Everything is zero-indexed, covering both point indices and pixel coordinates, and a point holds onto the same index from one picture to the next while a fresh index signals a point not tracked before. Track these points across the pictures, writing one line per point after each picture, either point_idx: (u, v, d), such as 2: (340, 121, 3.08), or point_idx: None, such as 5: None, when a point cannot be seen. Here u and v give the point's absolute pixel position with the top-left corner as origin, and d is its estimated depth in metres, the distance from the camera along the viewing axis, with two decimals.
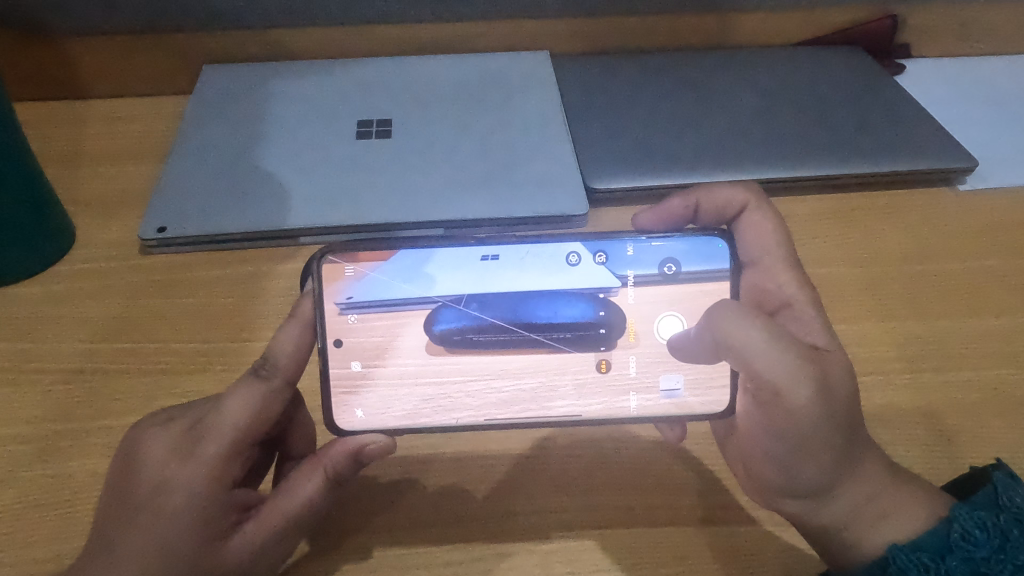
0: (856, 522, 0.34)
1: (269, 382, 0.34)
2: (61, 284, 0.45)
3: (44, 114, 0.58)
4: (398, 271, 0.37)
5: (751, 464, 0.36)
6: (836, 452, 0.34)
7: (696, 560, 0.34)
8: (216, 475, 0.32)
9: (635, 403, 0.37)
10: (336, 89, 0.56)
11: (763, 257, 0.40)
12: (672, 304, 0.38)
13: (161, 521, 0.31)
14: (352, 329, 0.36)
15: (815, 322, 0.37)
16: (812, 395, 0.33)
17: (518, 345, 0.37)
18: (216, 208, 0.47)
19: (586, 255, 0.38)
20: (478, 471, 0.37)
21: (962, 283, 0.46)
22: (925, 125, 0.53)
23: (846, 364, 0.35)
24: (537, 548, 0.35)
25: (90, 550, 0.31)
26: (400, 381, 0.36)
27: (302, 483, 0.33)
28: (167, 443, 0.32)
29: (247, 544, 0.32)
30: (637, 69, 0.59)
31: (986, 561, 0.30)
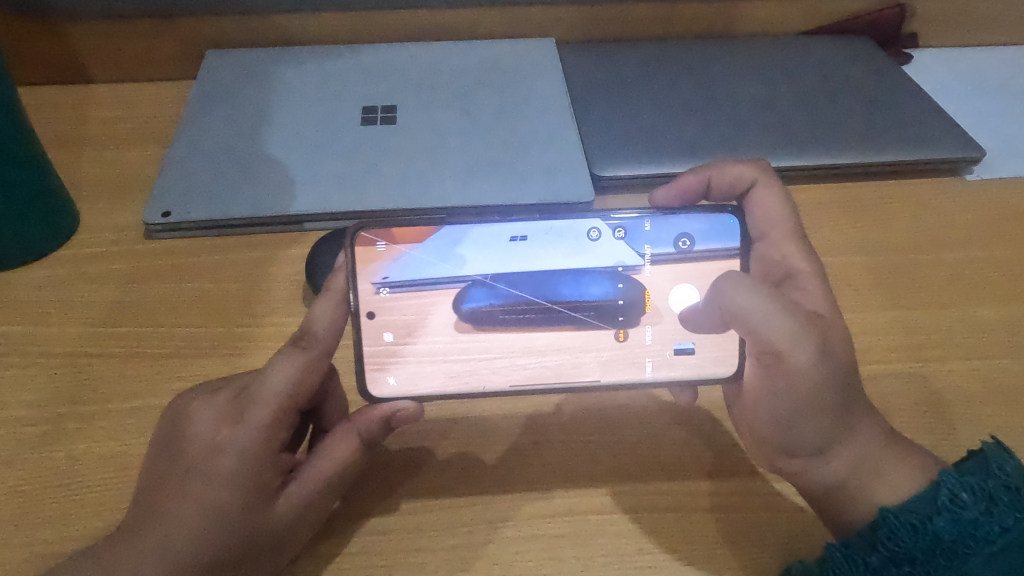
0: (855, 479, 0.34)
1: (308, 352, 0.33)
2: (64, 268, 0.45)
3: (46, 98, 0.57)
4: (431, 246, 0.37)
5: (754, 428, 0.36)
6: (837, 411, 0.34)
7: (705, 543, 0.34)
8: (264, 440, 0.32)
9: (651, 366, 0.37)
10: (339, 75, 0.56)
11: (771, 230, 0.40)
12: (688, 277, 0.38)
13: (214, 484, 0.31)
14: (382, 304, 0.36)
15: (817, 291, 0.37)
16: (815, 357, 0.33)
17: (545, 322, 0.37)
18: (221, 193, 0.46)
19: (606, 230, 0.38)
20: (483, 455, 0.37)
21: (968, 271, 0.46)
22: (931, 113, 0.53)
23: (843, 329, 0.35)
24: (545, 532, 0.34)
25: (133, 519, 0.31)
26: (429, 358, 0.36)
27: (335, 446, 0.33)
28: (217, 410, 0.32)
29: (293, 504, 0.32)
30: (643, 57, 0.59)
31: (974, 523, 0.30)
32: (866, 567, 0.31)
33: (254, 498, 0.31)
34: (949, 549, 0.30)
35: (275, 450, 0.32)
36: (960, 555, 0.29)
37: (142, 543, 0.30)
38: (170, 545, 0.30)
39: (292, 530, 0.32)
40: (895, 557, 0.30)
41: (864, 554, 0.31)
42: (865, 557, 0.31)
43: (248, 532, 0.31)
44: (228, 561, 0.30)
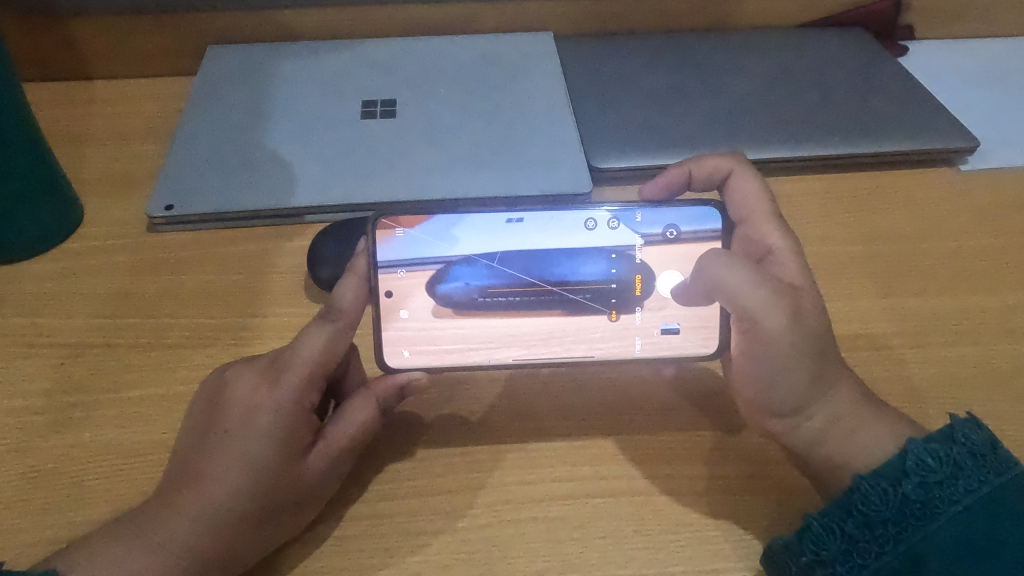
0: (831, 434, 0.34)
1: (336, 325, 0.35)
2: (69, 261, 0.45)
3: (49, 94, 0.58)
4: (434, 230, 0.37)
5: (740, 395, 0.37)
6: (813, 370, 0.34)
7: (701, 526, 0.34)
8: (298, 400, 0.33)
9: (642, 344, 0.38)
10: (340, 70, 0.57)
11: (750, 213, 0.40)
12: (675, 260, 0.38)
13: (251, 440, 0.33)
14: (400, 283, 0.37)
15: (793, 266, 0.38)
16: (788, 322, 0.34)
17: (533, 307, 0.37)
18: (223, 187, 0.47)
19: (602, 220, 0.38)
20: (481, 440, 0.37)
21: (962, 260, 0.46)
22: (925, 104, 0.53)
23: (817, 299, 0.36)
24: (542, 515, 0.34)
25: (176, 478, 0.33)
26: (430, 340, 0.37)
27: (356, 411, 0.35)
28: (255, 373, 0.34)
29: (322, 459, 0.34)
30: (640, 50, 0.60)
31: (941, 484, 0.30)
32: (842, 532, 0.31)
33: (289, 454, 0.33)
34: (919, 510, 0.30)
35: (307, 410, 0.34)
36: (928, 517, 0.30)
37: (186, 498, 0.32)
38: (212, 498, 0.32)
39: (320, 486, 0.34)
40: (869, 521, 0.31)
41: (840, 520, 0.31)
42: (840, 523, 0.31)
43: (281, 487, 0.32)
44: (265, 515, 0.32)
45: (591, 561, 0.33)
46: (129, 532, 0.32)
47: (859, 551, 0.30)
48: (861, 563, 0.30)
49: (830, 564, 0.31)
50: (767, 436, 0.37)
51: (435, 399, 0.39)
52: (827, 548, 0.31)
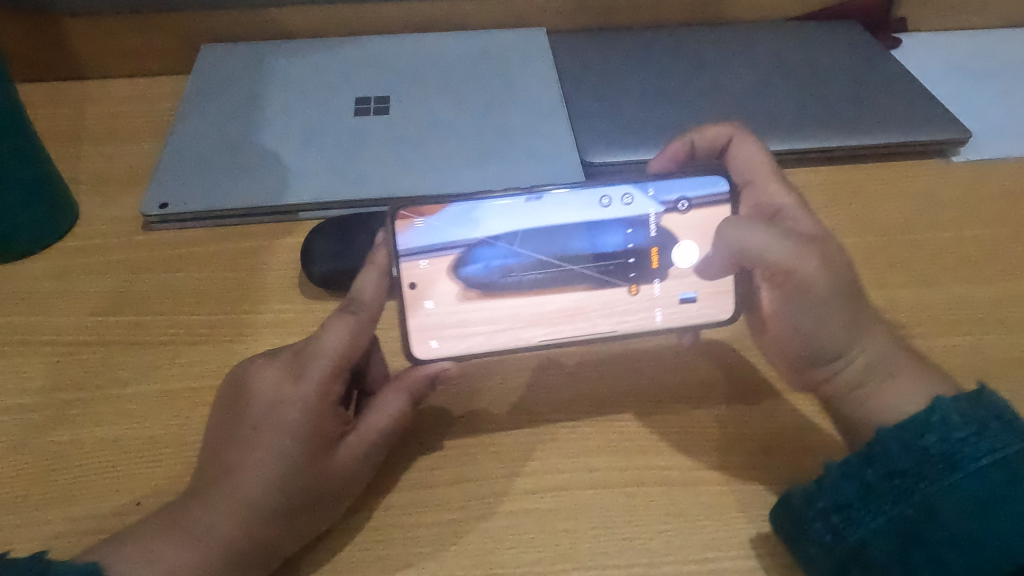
0: (869, 379, 0.36)
1: (358, 316, 0.36)
2: (64, 260, 0.46)
3: (43, 95, 0.58)
4: (453, 219, 0.37)
5: (783, 348, 0.39)
6: (849, 313, 0.37)
7: (693, 515, 0.34)
8: (322, 392, 0.34)
9: (661, 314, 0.38)
10: (333, 68, 0.57)
11: (755, 176, 0.42)
12: (689, 231, 0.39)
13: (280, 434, 0.33)
14: (422, 273, 0.37)
15: (809, 219, 0.40)
16: (818, 266, 0.37)
17: (558, 285, 0.38)
18: (217, 185, 0.47)
19: (616, 196, 0.38)
20: (476, 434, 0.38)
21: (954, 250, 0.46)
22: (917, 95, 0.54)
23: (836, 245, 0.39)
24: (535, 506, 0.35)
25: (205, 474, 0.34)
26: (456, 327, 0.37)
27: (387, 403, 0.36)
28: (279, 369, 0.35)
29: (353, 449, 0.34)
30: (633, 44, 0.60)
31: (963, 441, 0.31)
32: (859, 480, 0.32)
33: (316, 446, 0.33)
34: (938, 464, 0.31)
35: (333, 402, 0.35)
36: (946, 471, 0.30)
37: (217, 494, 0.32)
38: (243, 492, 0.32)
39: (354, 476, 0.34)
40: (888, 470, 0.31)
41: (859, 469, 0.32)
42: (859, 471, 0.32)
43: (314, 478, 0.33)
44: (295, 506, 0.32)
45: (584, 551, 0.33)
46: (156, 530, 0.32)
47: (874, 498, 0.31)
48: (875, 510, 0.31)
49: (845, 509, 0.32)
50: (809, 390, 0.39)
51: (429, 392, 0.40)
52: (844, 495, 0.32)
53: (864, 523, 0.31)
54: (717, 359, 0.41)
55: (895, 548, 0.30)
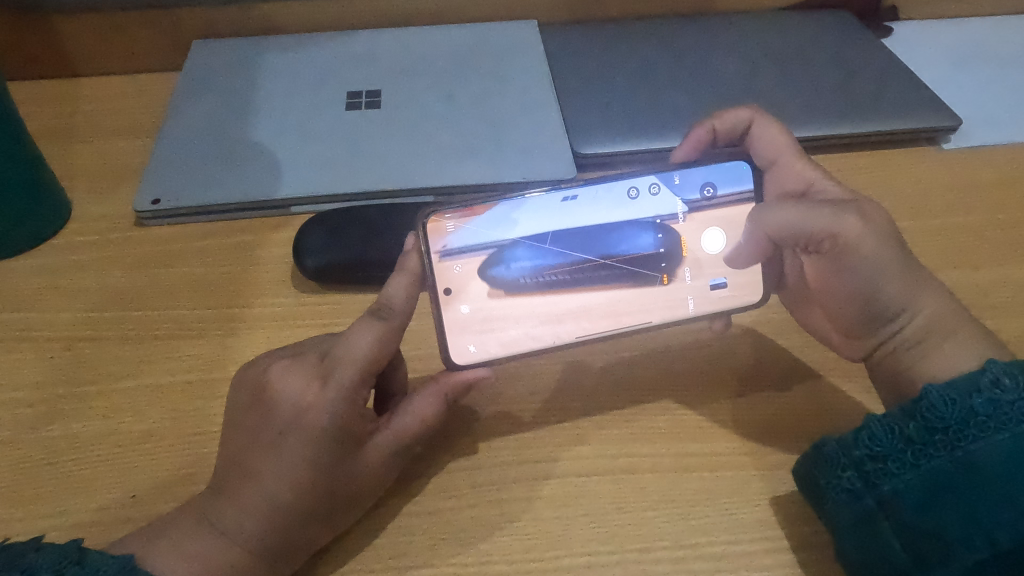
0: (929, 336, 0.36)
1: (388, 321, 0.34)
2: (57, 256, 0.46)
3: (35, 92, 0.58)
4: (490, 221, 0.38)
5: (836, 317, 0.39)
6: (904, 270, 0.37)
7: (685, 501, 0.34)
8: (350, 397, 0.33)
9: (693, 303, 0.38)
10: (325, 62, 0.57)
11: (779, 156, 0.43)
12: (717, 221, 0.39)
13: (306, 440, 0.32)
14: (457, 276, 0.37)
15: (837, 188, 0.41)
16: (860, 224, 0.37)
17: (595, 282, 0.38)
18: (209, 180, 0.47)
19: (643, 188, 0.39)
20: (470, 424, 0.38)
21: (946, 236, 0.46)
22: (908, 84, 0.54)
23: (874, 205, 0.39)
24: (529, 494, 0.35)
25: (226, 476, 0.33)
26: (491, 327, 0.37)
27: (418, 405, 0.35)
28: (304, 373, 0.33)
29: (381, 454, 0.34)
30: (624, 35, 0.60)
31: (1013, 404, 0.30)
32: (900, 432, 0.31)
33: (343, 451, 0.33)
34: (984, 423, 0.30)
35: (360, 407, 0.34)
36: (991, 430, 0.30)
37: (242, 490, 0.32)
38: (269, 492, 0.32)
39: (379, 479, 0.34)
40: (932, 424, 0.31)
41: (902, 422, 0.32)
42: (902, 424, 0.31)
43: (340, 483, 0.32)
44: (321, 510, 0.32)
45: (576, 537, 0.33)
46: (184, 527, 0.32)
47: (914, 450, 0.31)
48: (913, 462, 0.31)
49: (882, 459, 0.31)
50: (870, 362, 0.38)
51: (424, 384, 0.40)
52: (882, 446, 0.31)
53: (899, 474, 0.31)
54: (708, 348, 0.41)
55: (928, 499, 0.30)
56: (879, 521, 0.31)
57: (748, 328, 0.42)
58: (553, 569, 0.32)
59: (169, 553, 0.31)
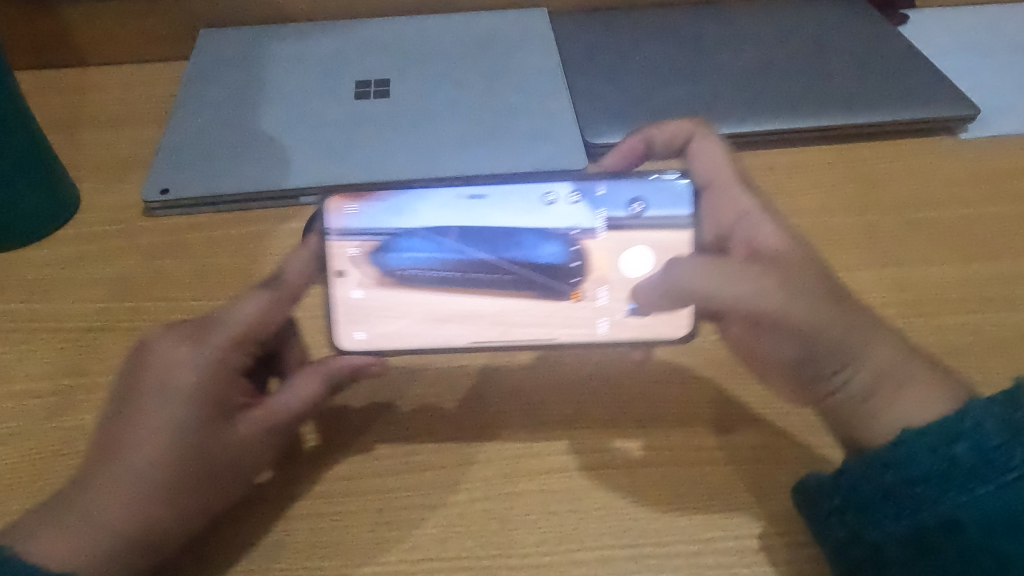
0: (880, 388, 0.32)
1: (274, 294, 0.36)
2: (77, 247, 0.44)
3: (38, 79, 0.56)
4: (387, 210, 0.37)
5: (776, 365, 0.36)
6: (864, 325, 0.34)
7: (751, 483, 0.35)
8: (222, 360, 0.33)
9: (605, 324, 0.37)
10: (329, 50, 0.55)
11: (716, 179, 0.40)
12: (640, 240, 0.38)
13: (168, 400, 0.32)
14: (354, 261, 0.37)
15: (770, 228, 0.38)
16: (787, 295, 0.34)
17: (495, 290, 0.37)
18: (214, 170, 0.46)
19: (562, 194, 0.37)
20: (528, 411, 0.37)
21: (970, 224, 0.48)
22: (926, 75, 0.55)
23: (801, 258, 0.36)
24: (595, 481, 0.35)
25: (106, 440, 0.32)
26: (380, 316, 0.37)
27: (303, 384, 0.35)
28: (181, 334, 0.34)
29: (254, 428, 0.33)
30: (644, 25, 0.60)
31: None
32: (942, 454, 0.29)
33: (203, 421, 0.32)
34: None
35: (233, 371, 0.34)
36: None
37: (132, 456, 0.31)
38: (126, 463, 0.31)
39: (237, 460, 0.33)
40: (979, 445, 0.29)
41: (943, 444, 0.29)
42: (943, 446, 0.29)
43: (198, 453, 0.32)
44: (173, 481, 0.31)
45: (648, 523, 0.33)
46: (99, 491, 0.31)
47: (962, 475, 0.29)
48: (961, 487, 0.29)
49: (926, 483, 0.29)
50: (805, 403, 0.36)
51: (482, 371, 0.39)
52: (923, 469, 0.29)
53: (947, 499, 0.29)
54: None
55: (985, 525, 0.28)
56: (931, 547, 0.29)
57: None
58: (629, 556, 0.32)
59: (42, 534, 0.30)
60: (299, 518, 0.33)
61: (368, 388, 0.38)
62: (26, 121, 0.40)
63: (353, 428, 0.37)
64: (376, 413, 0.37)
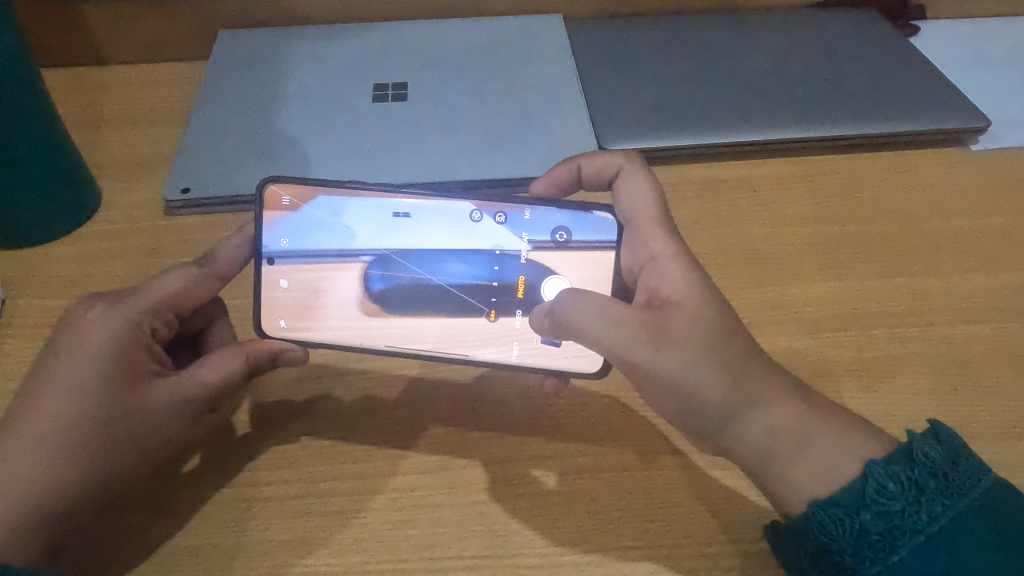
0: (788, 437, 0.32)
1: (201, 269, 0.37)
2: (87, 244, 0.46)
3: (63, 80, 0.58)
4: (315, 209, 0.37)
5: (665, 412, 0.34)
6: (749, 379, 0.32)
7: (712, 498, 0.35)
8: (137, 325, 0.34)
9: (519, 350, 0.37)
10: (349, 53, 0.57)
11: (636, 216, 0.38)
12: (560, 267, 0.38)
13: (81, 359, 0.33)
14: (281, 254, 0.37)
15: (678, 275, 0.35)
16: (663, 348, 0.32)
17: (412, 297, 0.38)
18: (235, 171, 0.48)
19: (487, 214, 0.38)
20: (499, 416, 0.38)
21: (970, 240, 0.47)
22: (937, 84, 0.53)
23: (698, 311, 0.33)
24: (559, 488, 0.35)
25: (16, 405, 0.32)
26: (298, 311, 0.38)
27: (219, 361, 0.35)
28: (104, 301, 0.35)
29: (166, 394, 0.34)
30: (648, 31, 0.60)
31: (950, 476, 0.30)
32: (851, 525, 0.29)
33: (116, 383, 0.33)
34: (934, 498, 0.29)
35: (147, 336, 0.35)
36: (942, 504, 0.29)
37: (42, 410, 0.32)
38: (40, 419, 0.31)
39: (147, 426, 0.33)
40: (885, 512, 0.29)
41: (851, 513, 0.29)
42: (851, 515, 0.29)
43: (110, 413, 0.32)
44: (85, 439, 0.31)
45: (607, 532, 0.34)
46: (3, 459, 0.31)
47: (872, 545, 0.29)
48: (872, 557, 0.29)
49: (839, 553, 0.29)
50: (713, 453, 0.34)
51: (458, 374, 0.40)
52: (836, 540, 0.29)
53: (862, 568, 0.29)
54: None
55: None
56: None
57: (776, 325, 0.42)
58: (585, 563, 0.33)
59: None
60: (271, 514, 0.34)
61: (352, 388, 0.39)
62: (55, 132, 0.43)
63: (334, 426, 0.38)
64: (358, 412, 0.38)
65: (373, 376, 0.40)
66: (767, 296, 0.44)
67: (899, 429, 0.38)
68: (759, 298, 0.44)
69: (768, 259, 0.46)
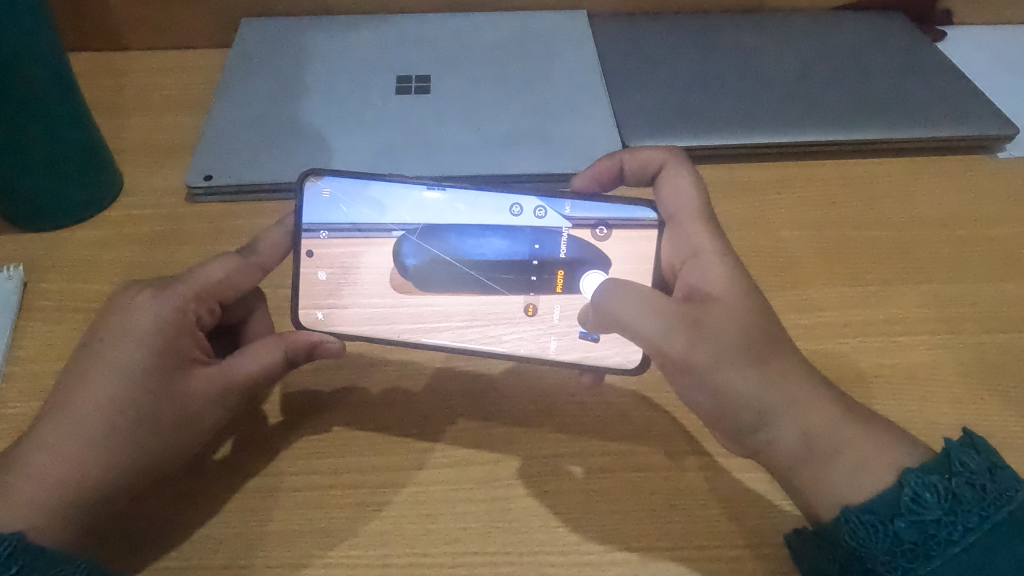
0: (813, 450, 0.31)
1: (245, 258, 0.37)
2: (109, 229, 0.46)
3: (84, 65, 0.58)
4: (352, 201, 0.37)
5: (699, 409, 0.34)
6: (778, 384, 0.32)
7: (738, 501, 0.35)
8: (183, 311, 0.34)
9: (556, 346, 0.37)
10: (374, 44, 0.56)
11: (679, 210, 0.37)
12: (599, 263, 0.38)
13: (128, 342, 0.32)
14: (321, 245, 0.37)
15: (719, 269, 0.34)
16: (702, 345, 0.32)
17: (452, 287, 0.38)
18: (257, 159, 0.47)
19: (528, 208, 0.38)
20: (524, 412, 0.38)
21: (997, 247, 0.46)
22: (966, 90, 0.53)
23: (739, 309, 0.33)
24: (583, 487, 0.35)
25: (59, 386, 0.32)
26: (336, 302, 0.37)
27: (260, 354, 0.35)
28: (151, 285, 0.35)
29: (208, 385, 0.33)
30: (674, 31, 0.59)
31: (986, 486, 0.29)
32: (885, 533, 0.29)
33: (157, 369, 0.32)
34: (970, 509, 0.28)
35: (192, 322, 0.34)
36: (979, 514, 0.28)
37: (85, 393, 0.31)
38: (83, 402, 0.31)
39: (189, 414, 0.33)
40: (919, 521, 0.28)
41: (883, 519, 0.29)
42: (884, 523, 0.29)
43: (156, 400, 0.32)
44: (125, 424, 0.31)
45: (633, 532, 0.33)
46: (44, 439, 0.31)
47: (907, 554, 0.28)
48: (907, 567, 0.28)
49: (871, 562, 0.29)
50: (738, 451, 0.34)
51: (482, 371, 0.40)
52: (869, 549, 0.29)
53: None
54: None
55: None
56: None
57: (802, 329, 0.42)
58: (610, 562, 0.32)
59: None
60: (292, 506, 0.34)
61: (377, 380, 0.39)
62: (75, 120, 0.42)
63: (360, 418, 0.37)
64: (383, 404, 0.38)
65: (400, 368, 0.40)
66: (795, 298, 0.44)
67: (928, 435, 0.37)
68: (786, 301, 0.43)
69: (794, 261, 0.46)
